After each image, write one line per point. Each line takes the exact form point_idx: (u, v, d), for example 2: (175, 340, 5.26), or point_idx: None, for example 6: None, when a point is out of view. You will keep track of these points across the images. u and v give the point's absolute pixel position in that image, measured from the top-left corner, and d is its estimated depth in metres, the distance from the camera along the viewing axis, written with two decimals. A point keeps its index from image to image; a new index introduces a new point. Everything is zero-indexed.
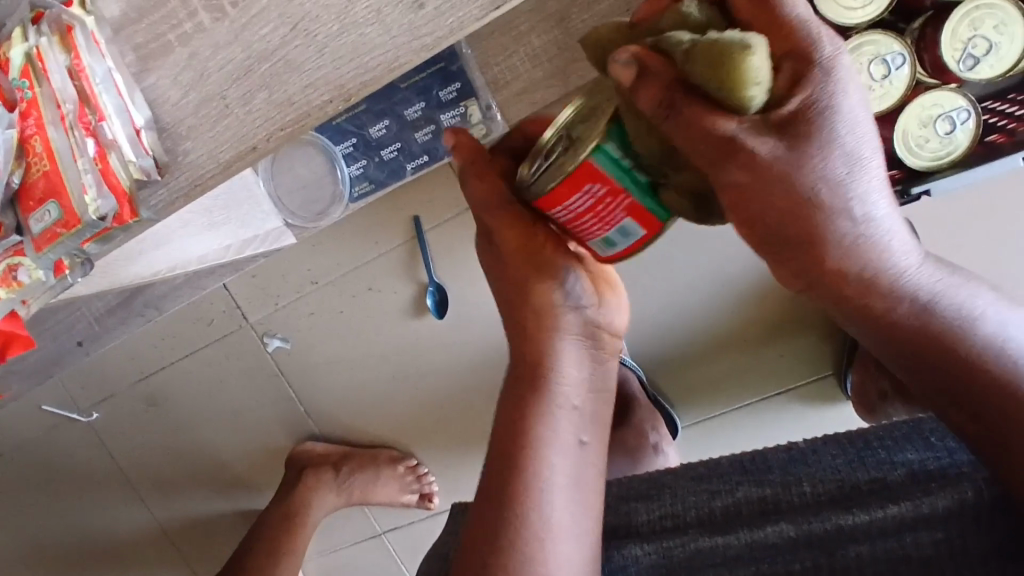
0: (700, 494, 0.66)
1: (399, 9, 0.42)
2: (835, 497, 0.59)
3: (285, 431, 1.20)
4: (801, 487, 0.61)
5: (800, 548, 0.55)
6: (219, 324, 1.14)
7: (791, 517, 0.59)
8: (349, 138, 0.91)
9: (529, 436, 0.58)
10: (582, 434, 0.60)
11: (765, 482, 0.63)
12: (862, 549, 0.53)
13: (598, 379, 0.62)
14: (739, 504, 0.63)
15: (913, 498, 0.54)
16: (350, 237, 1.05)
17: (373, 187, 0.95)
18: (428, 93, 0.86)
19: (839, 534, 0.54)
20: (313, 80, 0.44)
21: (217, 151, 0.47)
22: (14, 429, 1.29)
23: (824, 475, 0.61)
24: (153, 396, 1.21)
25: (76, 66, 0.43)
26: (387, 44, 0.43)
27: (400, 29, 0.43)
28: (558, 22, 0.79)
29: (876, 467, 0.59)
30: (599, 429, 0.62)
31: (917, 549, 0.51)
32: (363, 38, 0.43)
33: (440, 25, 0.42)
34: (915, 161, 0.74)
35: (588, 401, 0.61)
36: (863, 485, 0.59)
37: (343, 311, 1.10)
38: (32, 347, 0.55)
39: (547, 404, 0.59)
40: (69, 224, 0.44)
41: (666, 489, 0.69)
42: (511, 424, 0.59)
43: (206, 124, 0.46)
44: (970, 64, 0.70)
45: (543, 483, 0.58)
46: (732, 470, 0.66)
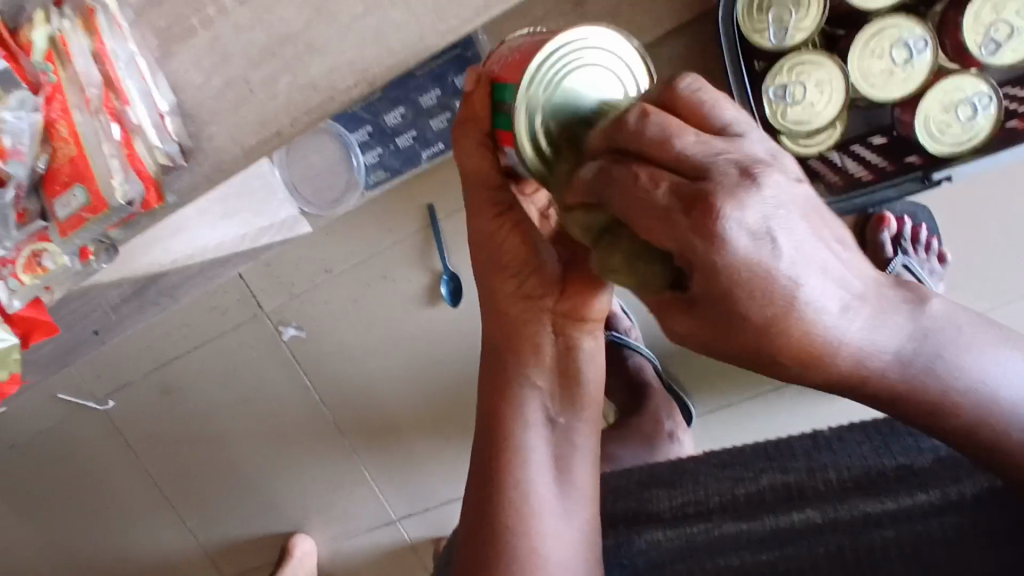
0: (723, 482, 0.66)
1: None
2: (861, 483, 0.57)
3: (298, 420, 1.20)
4: (827, 474, 0.60)
5: (826, 534, 0.53)
6: (234, 312, 1.14)
7: (824, 503, 0.57)
8: (364, 126, 0.91)
9: (503, 418, 0.54)
10: (554, 413, 0.55)
11: (790, 469, 0.63)
12: (888, 534, 0.50)
13: (572, 362, 0.53)
14: (762, 492, 0.62)
15: (943, 486, 0.51)
16: (365, 224, 1.05)
17: (389, 176, 0.95)
18: (444, 80, 0.85)
19: (864, 521, 0.53)
20: (337, 63, 0.44)
21: (241, 135, 0.47)
22: (31, 417, 1.30)
23: (849, 462, 0.60)
24: (168, 385, 1.22)
25: (100, 50, 0.43)
26: (411, 26, 0.43)
27: (425, 10, 0.43)
28: (574, 6, 0.80)
29: (904, 454, 0.57)
30: (577, 406, 0.54)
31: (940, 531, 0.48)
32: (388, 20, 0.43)
33: (465, 7, 0.42)
34: (936, 147, 0.73)
35: (559, 380, 0.54)
36: (890, 471, 0.56)
37: (358, 300, 1.10)
38: (55, 335, 0.55)
39: (515, 383, 0.54)
40: (96, 208, 0.43)
41: (687, 475, 0.69)
42: (485, 402, 0.56)
43: (230, 108, 0.46)
44: (993, 49, 0.70)
45: (514, 466, 0.54)
46: (756, 458, 0.67)
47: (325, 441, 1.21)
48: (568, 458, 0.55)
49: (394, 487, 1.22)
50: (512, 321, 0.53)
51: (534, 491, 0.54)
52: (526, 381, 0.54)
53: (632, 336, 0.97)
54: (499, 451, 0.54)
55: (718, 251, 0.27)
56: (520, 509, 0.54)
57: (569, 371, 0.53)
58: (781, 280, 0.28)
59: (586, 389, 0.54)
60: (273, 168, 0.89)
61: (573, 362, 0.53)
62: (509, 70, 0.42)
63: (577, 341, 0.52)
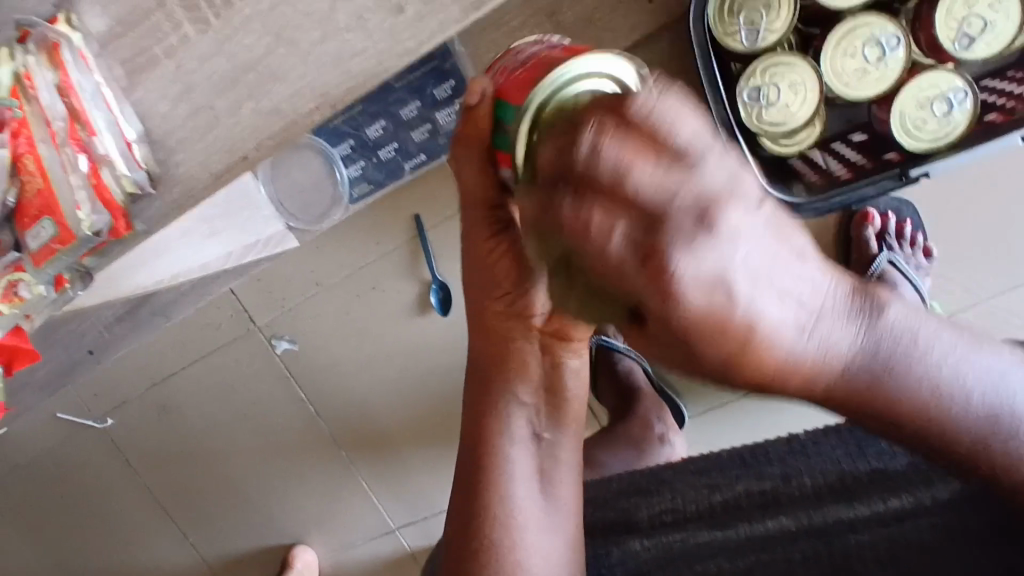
0: (700, 490, 0.66)
1: (381, 14, 0.42)
2: (835, 489, 0.59)
3: (295, 432, 1.21)
4: (801, 480, 0.62)
5: (801, 539, 0.54)
6: (227, 327, 1.15)
7: (800, 511, 0.58)
8: (347, 140, 0.92)
9: (486, 435, 0.56)
10: (539, 428, 0.56)
11: (765, 475, 0.64)
12: (862, 537, 0.51)
13: (557, 376, 0.54)
14: (738, 498, 0.63)
15: (915, 490, 0.53)
16: (353, 237, 1.06)
17: (373, 188, 0.96)
18: (423, 92, 0.86)
19: (840, 526, 0.54)
20: (298, 88, 0.45)
21: (209, 161, 0.47)
22: (31, 437, 1.31)
23: (823, 468, 0.61)
24: (166, 401, 1.23)
25: (65, 83, 0.44)
26: (370, 50, 0.43)
27: (383, 33, 0.43)
28: (549, 16, 0.82)
29: (879, 458, 0.59)
30: (563, 421, 0.57)
31: (917, 533, 0.49)
32: (346, 44, 0.43)
33: (422, 29, 0.42)
34: (911, 143, 0.73)
35: (545, 396, 0.55)
36: (863, 476, 0.58)
37: (349, 312, 1.11)
38: (37, 361, 0.56)
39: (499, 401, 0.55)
40: (64, 239, 0.45)
41: (667, 485, 0.69)
42: (468, 414, 0.57)
43: (197, 135, 0.47)
44: (965, 44, 0.69)
45: (497, 479, 0.55)
46: (732, 463, 0.68)
47: (322, 453, 1.22)
48: (552, 467, 0.57)
49: (392, 497, 1.23)
50: (501, 343, 0.54)
51: (514, 500, 0.56)
52: (512, 400, 0.55)
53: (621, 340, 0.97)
54: (482, 464, 0.56)
55: (673, 301, 0.26)
56: (502, 520, 0.55)
57: (553, 390, 0.55)
58: (735, 315, 0.27)
59: (569, 400, 0.56)
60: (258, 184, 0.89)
61: (558, 383, 0.55)
62: (512, 86, 0.40)
63: (564, 360, 0.54)
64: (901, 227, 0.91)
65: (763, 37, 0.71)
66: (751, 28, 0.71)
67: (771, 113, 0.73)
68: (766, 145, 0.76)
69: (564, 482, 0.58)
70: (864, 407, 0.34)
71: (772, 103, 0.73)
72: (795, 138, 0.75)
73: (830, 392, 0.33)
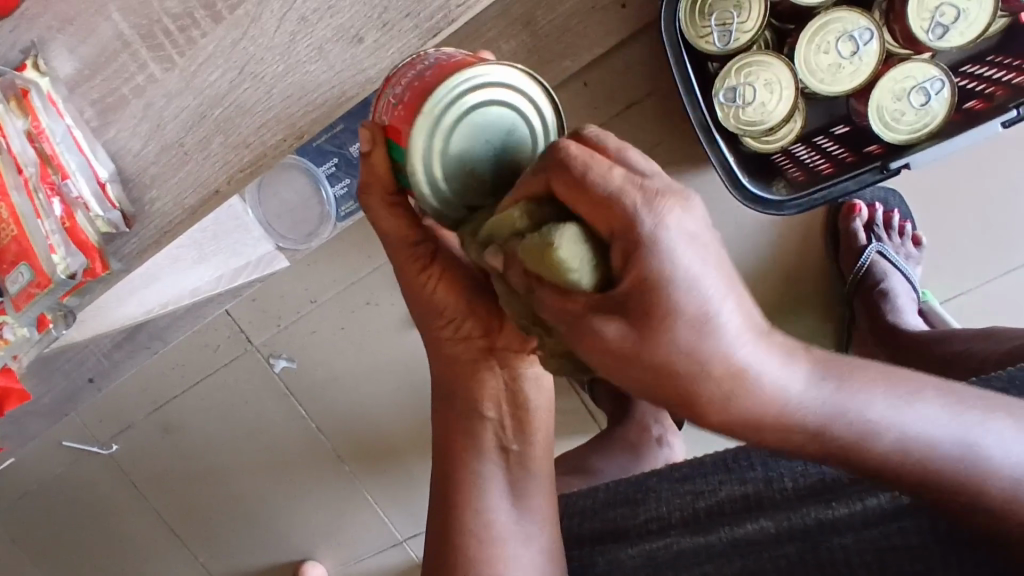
0: (685, 497, 0.66)
1: (341, 44, 0.43)
2: (816, 489, 0.58)
3: (298, 449, 1.22)
4: (783, 483, 0.61)
5: (785, 543, 0.54)
6: (225, 348, 1.16)
7: (773, 513, 0.59)
8: (330, 158, 0.93)
9: (458, 450, 0.56)
10: (506, 441, 0.55)
11: (747, 479, 0.64)
12: (847, 541, 0.51)
13: (516, 390, 0.54)
14: (723, 504, 0.63)
15: (892, 486, 0.52)
16: (344, 253, 1.06)
17: (359, 206, 0.96)
18: None
19: (820, 528, 0.53)
20: (265, 121, 0.45)
21: (181, 197, 0.48)
22: (39, 465, 1.32)
23: (805, 469, 0.60)
24: (169, 424, 1.24)
25: (35, 128, 0.44)
26: (332, 80, 0.43)
27: (344, 63, 0.43)
28: (525, 25, 0.78)
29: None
30: (529, 433, 0.55)
31: (902, 538, 0.49)
32: (308, 76, 0.44)
33: (382, 57, 0.43)
34: (893, 135, 0.72)
35: (507, 409, 0.54)
36: (843, 473, 0.57)
37: (344, 327, 1.11)
38: (27, 400, 0.57)
39: (462, 420, 0.56)
40: (41, 283, 0.44)
41: (651, 493, 0.69)
42: (439, 432, 0.58)
43: (168, 172, 0.47)
44: (939, 33, 0.69)
45: (471, 497, 0.56)
46: (714, 469, 0.68)
47: (327, 469, 1.23)
48: (523, 482, 0.56)
49: (397, 508, 1.23)
50: (457, 360, 0.55)
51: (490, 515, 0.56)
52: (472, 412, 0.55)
53: None
54: (455, 481, 0.56)
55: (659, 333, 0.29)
56: (478, 537, 0.55)
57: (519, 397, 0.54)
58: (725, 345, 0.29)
59: (531, 411, 0.55)
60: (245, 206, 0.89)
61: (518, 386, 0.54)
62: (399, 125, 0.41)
63: (520, 371, 0.53)
64: (888, 216, 0.92)
65: (736, 37, 0.70)
66: (724, 28, 0.70)
67: (749, 112, 0.73)
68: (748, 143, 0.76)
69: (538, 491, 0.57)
70: (860, 463, 0.35)
71: (750, 102, 0.73)
72: (778, 132, 0.76)
73: (838, 446, 0.34)
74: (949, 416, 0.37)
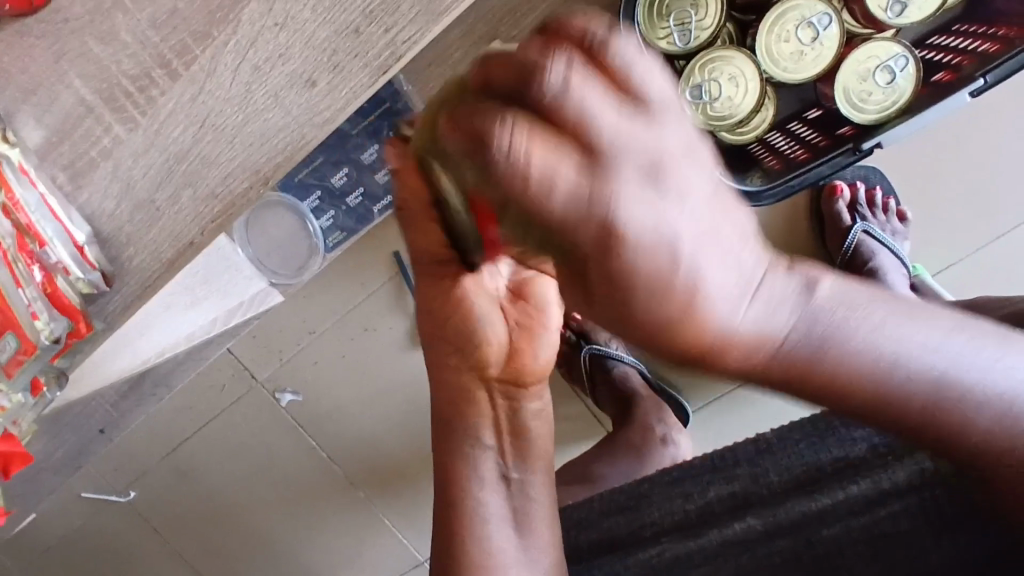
0: (674, 500, 0.67)
1: (295, 89, 0.43)
2: (803, 482, 0.60)
3: (312, 480, 1.23)
4: (768, 478, 0.63)
5: (777, 538, 0.56)
6: (230, 387, 1.17)
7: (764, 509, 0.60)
8: (313, 191, 0.94)
9: (459, 482, 0.57)
10: (507, 469, 0.58)
11: (733, 477, 0.65)
12: (835, 530, 0.53)
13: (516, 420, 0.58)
14: (712, 504, 0.64)
15: (875, 473, 0.54)
16: (337, 282, 1.08)
17: (346, 235, 0.96)
18: (379, 135, 0.89)
19: (810, 519, 0.55)
20: (229, 171, 0.46)
21: (158, 252, 0.49)
22: (59, 519, 1.34)
23: (791, 462, 0.62)
24: (183, 467, 1.25)
25: (9, 200, 0.45)
26: (290, 125, 0.44)
27: (300, 108, 0.44)
28: (490, 42, 0.83)
29: (839, 446, 0.60)
30: (528, 462, 0.59)
31: (893, 523, 0.51)
32: (268, 123, 0.44)
33: (337, 98, 0.43)
34: (864, 117, 0.73)
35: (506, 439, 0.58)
36: (828, 465, 0.59)
37: (346, 354, 1.13)
38: (31, 460, 0.58)
39: (464, 448, 0.58)
40: (27, 350, 0.47)
41: (645, 499, 0.69)
42: (437, 463, 0.59)
43: (144, 229, 0.48)
44: (898, 10, 0.68)
45: (474, 526, 0.57)
46: (702, 469, 0.68)
47: (341, 496, 1.24)
48: (521, 507, 0.58)
49: (415, 529, 1.24)
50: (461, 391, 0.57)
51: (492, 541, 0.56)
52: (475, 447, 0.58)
53: (614, 346, 1.01)
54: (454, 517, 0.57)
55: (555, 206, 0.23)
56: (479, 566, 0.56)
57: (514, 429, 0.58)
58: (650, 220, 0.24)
59: (529, 439, 0.59)
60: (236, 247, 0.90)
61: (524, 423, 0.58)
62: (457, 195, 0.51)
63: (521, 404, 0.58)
64: (872, 194, 0.92)
65: (695, 34, 0.71)
66: (683, 26, 0.71)
67: (718, 106, 0.73)
68: (725, 137, 0.77)
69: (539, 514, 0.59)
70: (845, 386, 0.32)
71: (717, 98, 0.73)
72: (754, 121, 0.76)
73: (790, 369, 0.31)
74: (991, 352, 0.34)
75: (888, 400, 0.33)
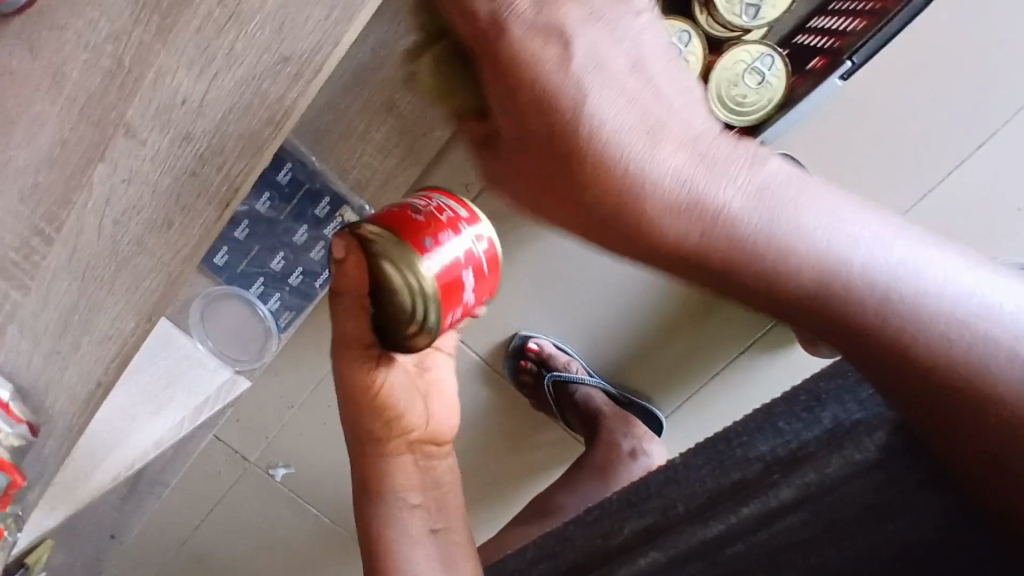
0: (595, 538, 0.69)
1: (154, 235, 0.50)
2: (704, 504, 0.61)
3: (321, 545, 1.27)
4: (677, 508, 0.64)
5: (686, 564, 0.60)
6: (225, 472, 1.21)
7: (666, 540, 0.63)
8: (256, 279, 0.97)
9: (387, 541, 0.67)
10: (433, 522, 0.69)
11: (646, 511, 0.67)
12: (736, 546, 0.58)
13: (429, 473, 0.69)
14: (628, 538, 0.66)
15: (763, 492, 0.57)
16: (304, 355, 1.12)
17: (295, 314, 0.99)
18: (305, 216, 0.92)
19: (708, 545, 0.59)
20: (117, 314, 0.51)
21: (75, 395, 0.53)
22: None
23: (693, 489, 0.63)
24: (197, 555, 1.29)
25: None
26: (158, 266, 0.51)
27: (163, 251, 0.51)
28: (389, 111, 0.86)
29: (739, 466, 0.61)
30: (448, 513, 0.70)
31: (790, 533, 0.55)
32: (138, 268, 0.50)
33: (192, 236, 0.51)
34: (741, 118, 0.75)
35: (428, 491, 0.69)
36: (727, 484, 0.61)
37: (327, 421, 1.17)
38: None
39: (389, 508, 0.67)
40: None
41: (568, 541, 0.72)
42: (364, 524, 0.68)
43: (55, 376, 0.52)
44: (752, 13, 0.72)
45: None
46: (619, 505, 0.70)
47: (351, 554, 1.28)
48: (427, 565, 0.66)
49: None
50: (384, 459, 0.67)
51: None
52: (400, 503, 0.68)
53: (574, 369, 1.03)
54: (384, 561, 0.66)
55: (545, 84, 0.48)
56: None
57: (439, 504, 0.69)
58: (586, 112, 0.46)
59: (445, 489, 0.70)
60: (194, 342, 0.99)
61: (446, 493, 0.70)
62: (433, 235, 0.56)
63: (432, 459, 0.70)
64: None
65: None
66: None
67: None
68: None
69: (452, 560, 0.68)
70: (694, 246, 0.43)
71: None
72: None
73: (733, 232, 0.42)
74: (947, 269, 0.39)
75: (827, 310, 0.40)
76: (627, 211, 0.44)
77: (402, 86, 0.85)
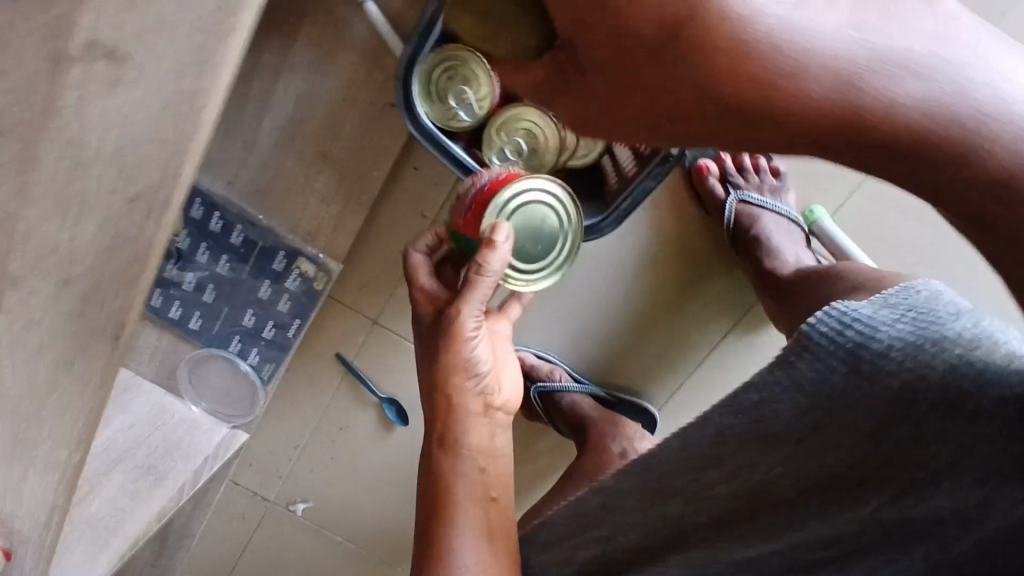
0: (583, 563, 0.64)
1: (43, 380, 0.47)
2: (708, 527, 0.56)
3: (352, 569, 1.31)
4: (664, 527, 0.59)
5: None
6: (249, 513, 1.26)
7: (670, 560, 0.58)
8: (233, 337, 0.99)
9: (446, 503, 0.71)
10: (490, 492, 0.73)
11: (623, 526, 0.61)
12: (758, 554, 0.54)
13: (492, 444, 0.76)
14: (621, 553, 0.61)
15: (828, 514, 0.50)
16: (301, 396, 1.16)
17: (276, 365, 1.01)
18: (265, 271, 0.93)
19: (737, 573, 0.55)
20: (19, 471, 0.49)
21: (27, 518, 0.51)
22: None
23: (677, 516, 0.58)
24: None
25: None
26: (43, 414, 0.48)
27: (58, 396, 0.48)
28: (323, 160, 0.86)
29: (698, 479, 0.57)
30: (500, 492, 0.74)
31: (849, 531, 0.50)
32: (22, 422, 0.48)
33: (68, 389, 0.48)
34: None
35: (488, 460, 0.75)
36: (724, 505, 0.55)
37: (334, 454, 1.20)
38: None
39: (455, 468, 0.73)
40: None
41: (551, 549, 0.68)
42: (426, 485, 0.74)
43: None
44: None
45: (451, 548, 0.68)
46: (576, 516, 0.65)
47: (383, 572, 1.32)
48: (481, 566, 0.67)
49: None
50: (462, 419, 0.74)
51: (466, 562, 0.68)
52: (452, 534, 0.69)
53: (558, 378, 1.03)
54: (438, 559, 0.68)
55: None
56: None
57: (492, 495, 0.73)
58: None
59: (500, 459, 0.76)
60: (187, 403, 1.03)
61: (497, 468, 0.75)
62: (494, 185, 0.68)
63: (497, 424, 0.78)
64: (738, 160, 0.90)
65: (478, 108, 0.72)
66: (464, 104, 0.72)
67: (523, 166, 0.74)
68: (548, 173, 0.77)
69: (500, 534, 0.71)
70: (788, 128, 0.34)
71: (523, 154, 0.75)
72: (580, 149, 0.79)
73: (827, 113, 0.33)
74: (940, 47, 0.32)
75: (927, 148, 0.33)
76: (770, 102, 0.33)
77: (331, 135, 0.85)
